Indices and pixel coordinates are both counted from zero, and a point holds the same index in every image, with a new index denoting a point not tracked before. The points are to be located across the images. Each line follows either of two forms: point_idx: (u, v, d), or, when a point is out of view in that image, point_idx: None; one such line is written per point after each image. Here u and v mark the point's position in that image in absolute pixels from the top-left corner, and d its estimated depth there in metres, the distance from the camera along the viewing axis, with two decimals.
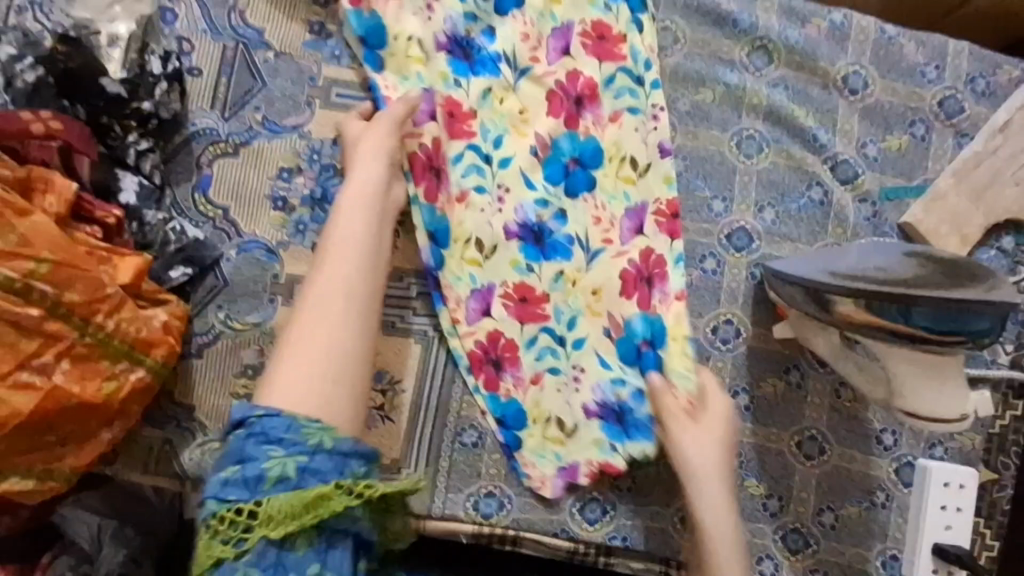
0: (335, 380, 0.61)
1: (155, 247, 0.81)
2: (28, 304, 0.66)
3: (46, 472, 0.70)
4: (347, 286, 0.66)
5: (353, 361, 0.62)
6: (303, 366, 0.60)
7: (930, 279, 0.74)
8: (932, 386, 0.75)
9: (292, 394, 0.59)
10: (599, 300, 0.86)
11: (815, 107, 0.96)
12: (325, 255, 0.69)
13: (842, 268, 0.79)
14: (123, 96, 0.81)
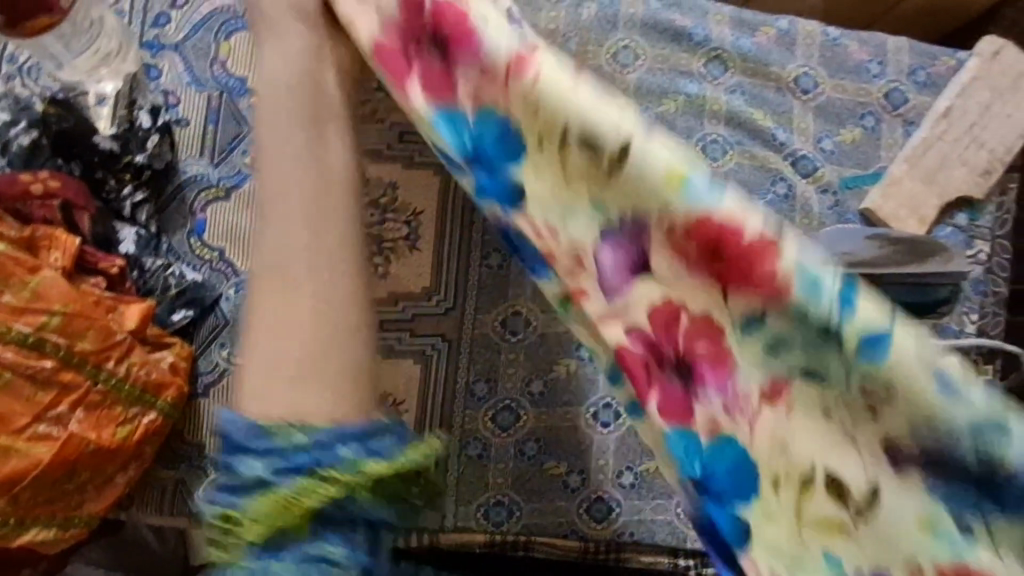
0: (310, 359, 0.54)
1: (157, 292, 0.85)
2: (42, 357, 0.69)
3: (67, 521, 0.72)
4: (302, 250, 0.57)
5: (332, 343, 0.55)
6: (277, 357, 0.54)
7: (892, 258, 0.78)
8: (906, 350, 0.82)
9: (271, 400, 0.53)
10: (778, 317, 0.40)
11: (771, 109, 1.02)
12: (262, 231, 0.58)
13: None
14: (116, 151, 0.86)
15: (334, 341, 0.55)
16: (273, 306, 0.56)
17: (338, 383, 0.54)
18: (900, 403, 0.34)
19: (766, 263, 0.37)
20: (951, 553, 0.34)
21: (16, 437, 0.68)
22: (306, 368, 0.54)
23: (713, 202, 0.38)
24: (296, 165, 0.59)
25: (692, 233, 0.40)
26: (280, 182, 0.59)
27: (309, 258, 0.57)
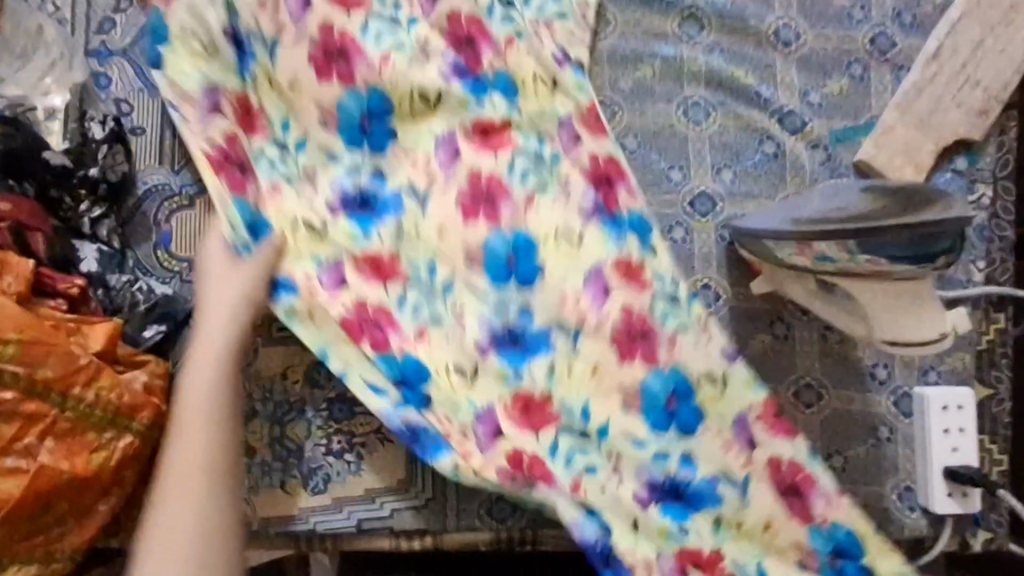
0: (213, 496, 0.67)
1: (124, 310, 0.81)
2: (3, 388, 0.65)
3: (49, 555, 0.70)
4: (204, 403, 0.71)
5: (219, 535, 0.66)
6: (167, 558, 0.64)
7: (886, 210, 0.78)
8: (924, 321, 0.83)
9: (176, 517, 0.66)
10: (600, 377, 0.81)
11: (752, 66, 0.97)
12: (180, 421, 0.69)
13: (805, 214, 0.83)
14: (69, 166, 0.81)
15: (208, 535, 0.66)
16: (178, 454, 0.69)
17: (229, 481, 0.69)
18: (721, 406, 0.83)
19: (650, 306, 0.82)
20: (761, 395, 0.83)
21: None
22: (214, 539, 0.66)
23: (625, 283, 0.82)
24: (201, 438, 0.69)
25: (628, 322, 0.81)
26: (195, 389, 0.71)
27: (210, 405, 0.71)
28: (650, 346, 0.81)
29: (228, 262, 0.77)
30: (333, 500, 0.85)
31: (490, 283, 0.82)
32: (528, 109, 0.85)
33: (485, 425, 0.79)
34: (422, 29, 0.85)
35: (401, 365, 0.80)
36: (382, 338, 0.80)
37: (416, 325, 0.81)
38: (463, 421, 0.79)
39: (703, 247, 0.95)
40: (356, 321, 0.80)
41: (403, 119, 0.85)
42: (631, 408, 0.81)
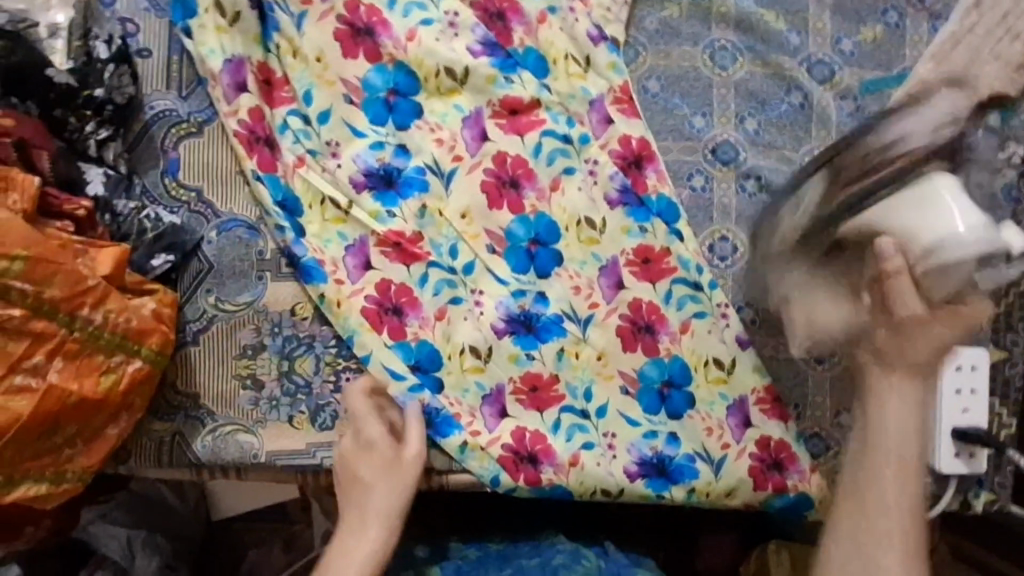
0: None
1: (131, 238, 0.79)
2: (10, 305, 0.64)
3: (59, 474, 0.70)
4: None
5: None
6: None
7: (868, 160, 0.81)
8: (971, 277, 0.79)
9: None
10: (607, 365, 0.90)
11: (784, 9, 0.93)
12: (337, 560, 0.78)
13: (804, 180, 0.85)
14: (74, 86, 0.78)
15: None
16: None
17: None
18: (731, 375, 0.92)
19: (663, 265, 0.90)
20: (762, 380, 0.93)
21: None
22: None
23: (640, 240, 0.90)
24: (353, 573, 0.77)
25: (634, 312, 0.90)
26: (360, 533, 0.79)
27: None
28: (651, 339, 0.90)
29: (384, 477, 0.81)
30: (340, 436, 0.85)
31: (512, 270, 0.89)
32: (557, 91, 0.89)
33: (491, 406, 0.88)
34: (453, 3, 0.88)
35: (417, 351, 0.86)
36: (399, 328, 0.86)
37: (435, 306, 0.87)
38: (470, 403, 0.88)
39: (722, 198, 0.92)
40: (375, 308, 0.86)
41: (431, 96, 0.88)
42: (629, 391, 0.90)
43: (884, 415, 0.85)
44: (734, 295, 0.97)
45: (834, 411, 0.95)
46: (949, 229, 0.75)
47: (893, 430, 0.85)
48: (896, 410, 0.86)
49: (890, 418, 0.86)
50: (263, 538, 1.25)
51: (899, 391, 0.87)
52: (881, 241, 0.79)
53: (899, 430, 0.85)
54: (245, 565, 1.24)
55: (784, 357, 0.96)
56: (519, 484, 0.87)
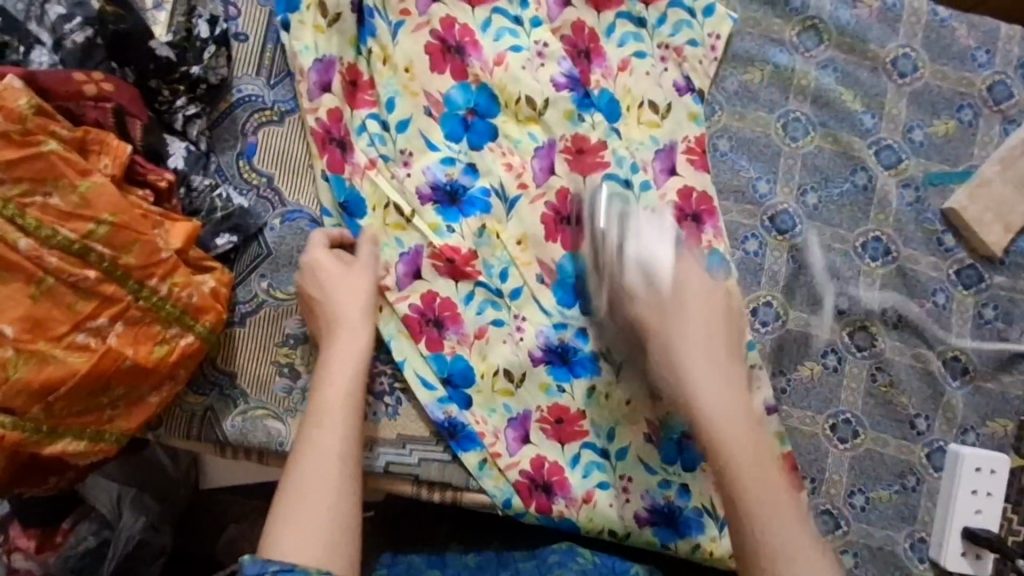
0: (337, 537, 0.67)
1: (201, 214, 0.81)
2: (86, 267, 0.65)
3: (98, 434, 0.71)
4: (330, 461, 0.72)
5: (346, 457, 0.73)
6: (309, 485, 0.70)
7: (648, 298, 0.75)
8: (704, 284, 0.76)
9: (299, 545, 0.65)
10: (633, 412, 0.89)
11: (862, 91, 0.94)
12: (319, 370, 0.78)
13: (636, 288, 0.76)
14: (173, 60, 0.80)
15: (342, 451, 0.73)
16: (296, 501, 0.69)
17: (353, 522, 0.69)
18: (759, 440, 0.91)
19: None
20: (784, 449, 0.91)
21: (53, 345, 0.65)
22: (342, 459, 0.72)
23: None
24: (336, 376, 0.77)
25: None
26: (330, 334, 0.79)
27: (339, 491, 0.70)
28: None
29: (338, 325, 0.79)
30: (364, 438, 0.87)
31: (557, 302, 0.90)
32: (626, 136, 0.90)
33: (515, 430, 0.89)
34: (544, 34, 0.90)
35: (451, 364, 0.88)
36: (437, 339, 0.88)
37: (477, 325, 0.89)
38: (496, 423, 0.89)
39: (772, 265, 0.92)
40: (417, 317, 0.87)
41: (508, 120, 0.90)
42: (652, 440, 0.89)
43: (694, 388, 0.70)
44: (771, 362, 0.93)
45: (849, 490, 0.93)
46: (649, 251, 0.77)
47: (715, 397, 0.70)
48: (706, 368, 0.71)
49: (698, 370, 0.71)
50: (245, 514, 1.23)
51: (705, 326, 0.73)
52: (634, 282, 0.76)
53: (718, 406, 0.69)
54: (223, 536, 1.22)
55: (808, 431, 0.93)
56: (529, 511, 0.88)
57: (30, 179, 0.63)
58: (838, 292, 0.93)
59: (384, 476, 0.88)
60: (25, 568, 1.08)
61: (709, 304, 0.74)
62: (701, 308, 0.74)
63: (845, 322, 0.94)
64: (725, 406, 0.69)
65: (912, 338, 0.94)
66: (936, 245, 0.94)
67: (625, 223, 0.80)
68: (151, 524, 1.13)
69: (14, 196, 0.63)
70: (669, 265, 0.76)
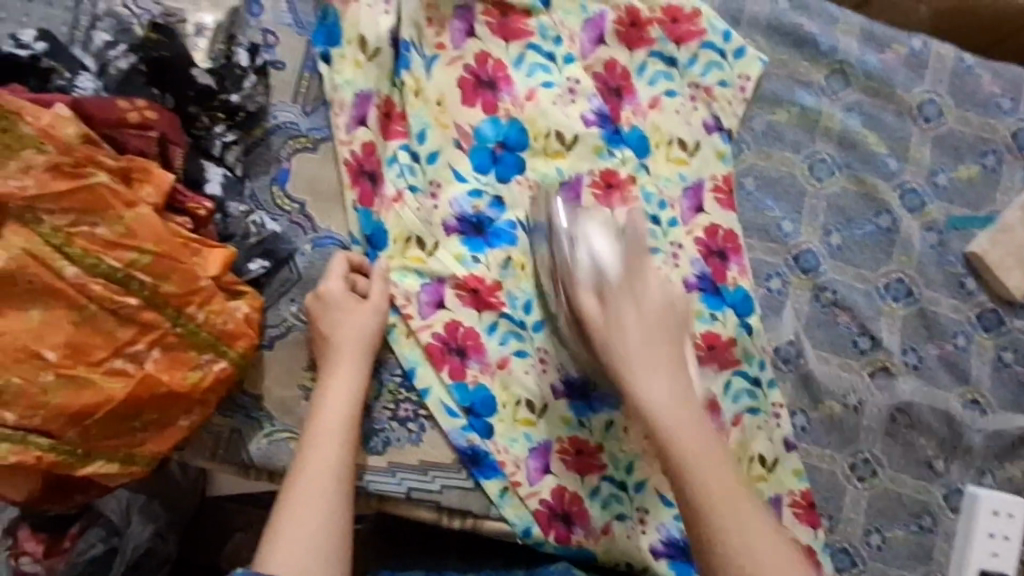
0: (327, 554, 0.73)
1: (235, 239, 0.82)
2: (128, 294, 0.66)
3: (128, 457, 0.71)
4: (323, 484, 0.77)
5: (342, 477, 0.78)
6: (306, 502, 0.75)
7: (614, 322, 0.79)
8: (682, 382, 0.77)
9: (290, 563, 0.71)
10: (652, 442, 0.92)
11: (888, 134, 0.95)
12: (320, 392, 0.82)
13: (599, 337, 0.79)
14: (213, 88, 0.81)
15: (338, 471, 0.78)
16: (291, 520, 0.74)
17: (344, 537, 0.75)
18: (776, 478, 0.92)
19: (729, 352, 0.91)
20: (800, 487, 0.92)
21: (92, 370, 0.66)
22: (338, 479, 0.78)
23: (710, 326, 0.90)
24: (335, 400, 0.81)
25: None
26: (331, 359, 0.83)
27: (331, 514, 0.76)
28: None
29: (340, 352, 0.82)
30: (388, 463, 0.88)
31: None
32: (654, 172, 0.91)
33: (536, 460, 0.89)
34: (576, 71, 0.91)
35: (473, 394, 0.88)
36: (460, 369, 0.89)
37: (500, 355, 0.90)
38: (517, 453, 0.89)
39: (794, 304, 0.94)
40: (440, 346, 0.88)
41: (536, 154, 0.90)
42: None
43: (671, 430, 0.73)
44: (791, 400, 0.94)
45: (866, 529, 0.93)
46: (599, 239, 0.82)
47: (697, 448, 0.72)
48: (710, 467, 0.71)
49: (686, 438, 0.73)
50: (250, 522, 1.24)
51: (693, 424, 0.74)
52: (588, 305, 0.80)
53: (673, 417, 0.74)
54: (227, 546, 1.24)
55: (825, 468, 0.94)
56: (547, 540, 0.88)
57: (79, 210, 0.64)
58: (859, 331, 0.94)
59: (405, 502, 0.88)
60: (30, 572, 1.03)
61: (682, 397, 0.76)
62: (696, 436, 0.73)
63: (865, 361, 0.95)
64: (707, 457, 0.72)
65: (931, 380, 0.95)
66: (957, 288, 0.95)
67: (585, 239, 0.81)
68: (158, 532, 1.13)
69: (62, 226, 0.64)
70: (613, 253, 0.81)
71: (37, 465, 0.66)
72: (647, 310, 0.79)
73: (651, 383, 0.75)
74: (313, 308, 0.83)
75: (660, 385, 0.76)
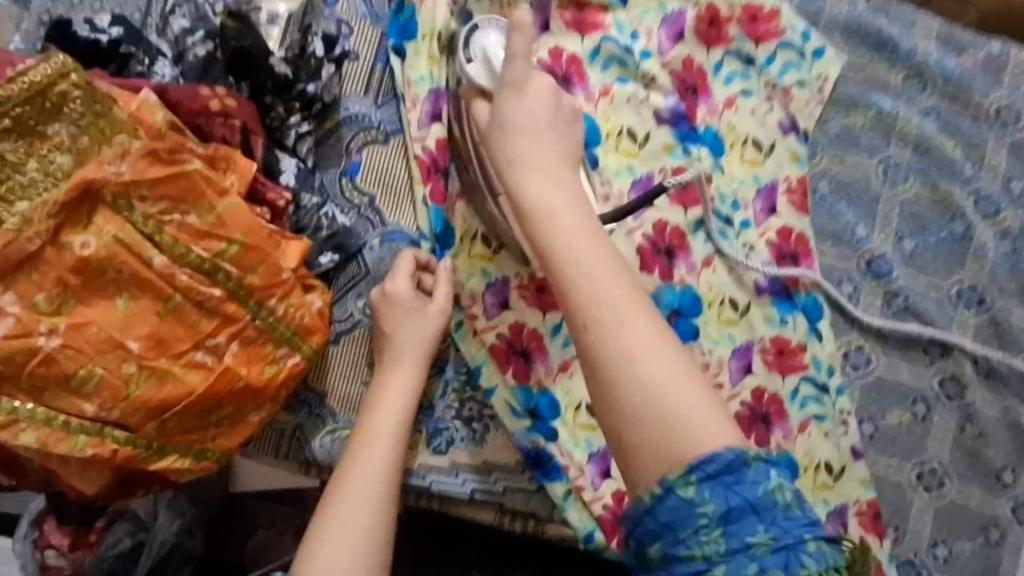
0: (367, 559, 0.70)
1: (307, 232, 0.81)
2: (212, 285, 0.65)
3: (202, 452, 0.69)
4: (370, 487, 0.74)
5: (387, 484, 0.75)
6: (346, 506, 0.72)
7: (531, 163, 0.69)
8: (561, 199, 0.66)
9: (332, 565, 0.68)
10: None
11: (963, 139, 0.94)
12: (376, 392, 0.79)
13: (492, 137, 0.74)
14: (290, 78, 0.80)
15: (385, 477, 0.75)
16: (333, 522, 0.71)
17: (383, 547, 0.72)
18: (844, 486, 0.88)
19: (800, 356, 0.89)
20: (868, 495, 0.88)
21: (174, 362, 0.64)
22: (380, 488, 0.74)
23: (783, 330, 0.89)
24: (390, 403, 0.78)
25: (759, 401, 0.87)
26: (388, 359, 0.80)
27: (375, 517, 0.72)
28: (767, 430, 0.87)
29: (399, 353, 0.80)
30: (451, 464, 0.86)
31: None
32: (728, 173, 0.90)
33: (596, 466, 0.86)
34: (654, 67, 0.89)
35: (537, 398, 0.86)
36: (524, 372, 0.86)
37: (563, 358, 0.87)
38: (579, 458, 0.85)
39: (866, 310, 0.92)
40: (505, 347, 0.86)
41: (609, 151, 0.87)
42: None
43: (554, 228, 0.63)
44: (859, 408, 0.91)
45: (931, 541, 0.89)
46: (494, 101, 0.76)
47: (583, 255, 0.61)
48: (593, 254, 0.61)
49: (577, 241, 0.62)
50: (273, 521, 1.19)
51: (591, 246, 0.62)
52: (483, 119, 0.76)
53: (550, 202, 0.66)
54: (250, 543, 1.19)
55: (893, 478, 0.90)
56: (611, 548, 0.85)
57: (171, 198, 0.63)
58: (930, 339, 0.92)
59: (468, 504, 0.87)
60: (55, 568, 0.96)
61: (580, 217, 0.65)
62: (565, 230, 0.63)
63: (934, 370, 0.92)
64: (593, 269, 0.61)
65: (1002, 390, 0.91)
66: None
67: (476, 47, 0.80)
68: (186, 528, 1.06)
69: (153, 213, 0.63)
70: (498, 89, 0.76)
71: (111, 459, 0.64)
72: (522, 159, 0.70)
73: (528, 191, 0.67)
74: (377, 304, 0.81)
75: (545, 191, 0.67)
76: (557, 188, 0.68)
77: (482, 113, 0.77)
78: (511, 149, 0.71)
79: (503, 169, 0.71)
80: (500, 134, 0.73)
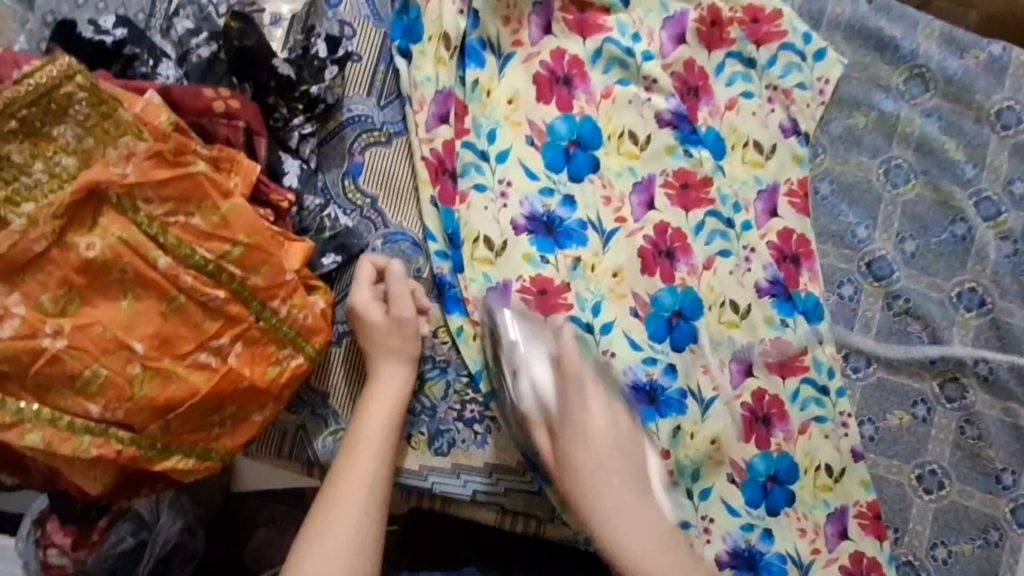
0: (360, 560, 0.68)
1: (310, 233, 0.81)
2: (217, 286, 0.65)
3: (205, 452, 0.69)
4: (362, 486, 0.72)
5: (381, 483, 0.73)
6: (338, 505, 0.70)
7: (585, 460, 0.64)
8: (608, 414, 0.66)
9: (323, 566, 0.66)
10: (719, 449, 0.85)
11: (965, 141, 0.94)
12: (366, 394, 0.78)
13: (547, 397, 0.69)
14: (294, 79, 0.80)
15: (377, 475, 0.73)
16: (325, 522, 0.69)
17: (375, 547, 0.70)
18: (844, 487, 0.88)
19: (800, 357, 0.89)
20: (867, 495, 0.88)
21: (177, 362, 0.65)
22: (372, 486, 0.73)
23: (783, 331, 0.89)
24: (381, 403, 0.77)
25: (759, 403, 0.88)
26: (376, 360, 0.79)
27: (367, 517, 0.71)
28: (767, 432, 0.87)
29: (385, 350, 0.79)
30: (453, 465, 0.86)
31: (650, 336, 0.85)
32: (730, 174, 0.91)
33: None
34: (655, 69, 0.89)
35: None
36: None
37: None
38: None
39: (866, 311, 0.93)
40: None
41: (610, 153, 0.88)
42: (736, 479, 0.86)
43: (580, 471, 0.64)
44: (859, 408, 0.92)
45: (931, 542, 0.89)
46: (543, 393, 0.70)
47: (638, 545, 0.62)
48: (621, 499, 0.63)
49: (611, 502, 0.63)
50: (274, 518, 1.19)
51: (625, 449, 0.66)
52: (542, 376, 0.71)
53: (622, 541, 0.62)
54: (251, 541, 1.18)
55: (893, 479, 0.91)
56: None
57: (176, 199, 0.63)
58: (931, 340, 0.92)
59: (470, 504, 0.87)
60: (58, 566, 0.96)
61: (619, 438, 0.66)
62: (603, 464, 0.64)
63: (936, 371, 0.92)
64: (655, 552, 0.62)
65: (1002, 391, 0.91)
66: None
67: (527, 366, 0.72)
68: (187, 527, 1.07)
69: (158, 214, 0.63)
70: (548, 381, 0.70)
71: (116, 459, 0.64)
72: (578, 429, 0.65)
73: (583, 411, 0.66)
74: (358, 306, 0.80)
75: (608, 480, 0.64)
76: (617, 512, 0.63)
77: (527, 399, 0.71)
78: (569, 451, 0.65)
79: (557, 433, 0.67)
80: (559, 418, 0.67)
